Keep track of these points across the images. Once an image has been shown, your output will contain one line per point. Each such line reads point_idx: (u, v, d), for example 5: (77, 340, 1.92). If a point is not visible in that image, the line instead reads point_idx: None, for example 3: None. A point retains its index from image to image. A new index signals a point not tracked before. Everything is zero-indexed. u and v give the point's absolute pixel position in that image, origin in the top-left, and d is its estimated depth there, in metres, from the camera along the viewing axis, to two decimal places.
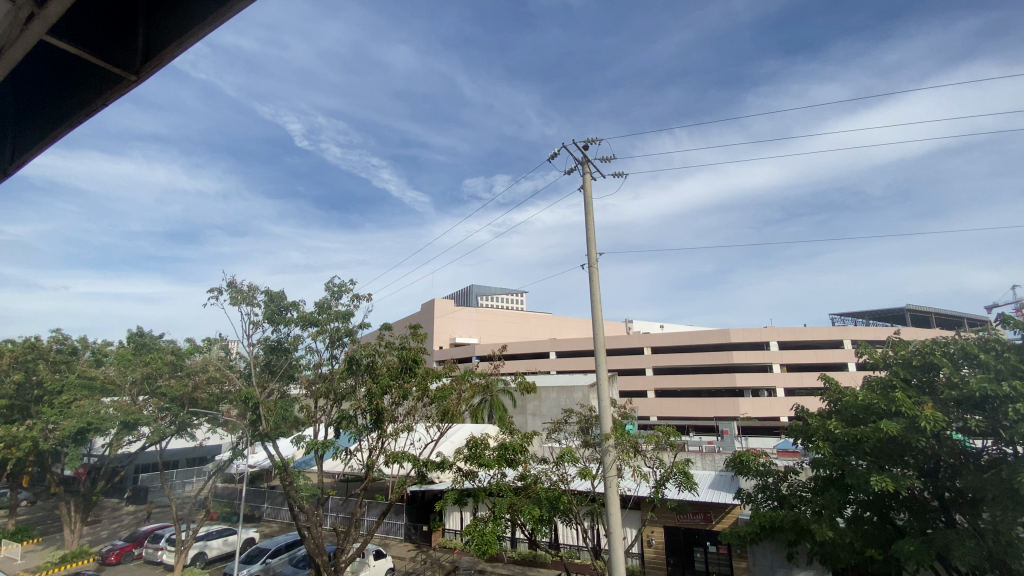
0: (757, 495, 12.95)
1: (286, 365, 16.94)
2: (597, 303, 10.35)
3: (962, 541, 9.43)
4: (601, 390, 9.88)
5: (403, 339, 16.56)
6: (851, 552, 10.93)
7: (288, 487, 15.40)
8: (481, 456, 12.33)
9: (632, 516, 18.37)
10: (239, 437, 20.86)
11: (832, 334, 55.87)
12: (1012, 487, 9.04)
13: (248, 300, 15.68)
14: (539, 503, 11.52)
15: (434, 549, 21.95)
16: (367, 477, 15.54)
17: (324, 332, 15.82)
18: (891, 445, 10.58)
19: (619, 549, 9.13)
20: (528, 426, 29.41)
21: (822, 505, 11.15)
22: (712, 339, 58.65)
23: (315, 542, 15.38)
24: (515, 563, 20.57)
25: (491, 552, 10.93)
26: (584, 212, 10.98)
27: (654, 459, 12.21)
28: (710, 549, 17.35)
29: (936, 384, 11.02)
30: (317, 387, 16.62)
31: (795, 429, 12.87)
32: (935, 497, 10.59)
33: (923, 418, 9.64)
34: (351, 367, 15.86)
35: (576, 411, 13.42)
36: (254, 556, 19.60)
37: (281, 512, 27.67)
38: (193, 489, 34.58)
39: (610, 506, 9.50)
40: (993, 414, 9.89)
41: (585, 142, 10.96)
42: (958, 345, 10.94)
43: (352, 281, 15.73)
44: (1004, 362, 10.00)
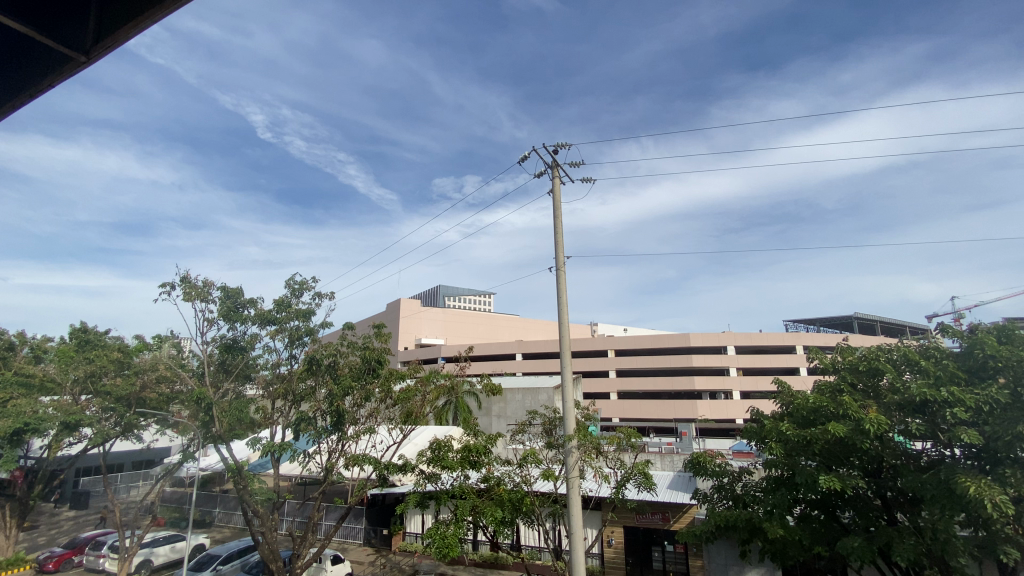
0: (713, 495, 13.32)
1: (242, 365, 16.29)
2: (564, 307, 10.41)
3: (903, 538, 9.94)
4: (565, 392, 9.93)
5: (366, 339, 16.25)
6: (799, 549, 11.35)
7: (242, 491, 14.83)
8: (444, 458, 12.19)
9: (592, 516, 18.59)
10: (190, 439, 19.90)
11: (786, 339, 58.31)
12: (948, 487, 9.56)
13: (203, 296, 15.03)
14: (501, 505, 11.48)
15: (393, 553, 21.60)
16: (325, 480, 15.11)
17: (283, 331, 15.33)
18: (839, 446, 11.06)
19: (580, 549, 9.19)
20: (493, 428, 29.36)
21: (774, 504, 11.53)
22: (674, 343, 60.19)
23: (270, 548, 14.87)
24: (476, 565, 20.46)
25: (452, 555, 10.82)
26: (553, 215, 11.06)
27: (616, 460, 12.32)
28: (668, 548, 17.85)
29: (880, 388, 11.60)
30: (275, 387, 16.04)
31: (750, 430, 13.28)
32: (879, 497, 11.14)
33: (868, 420, 10.14)
34: (311, 367, 15.40)
35: (540, 413, 13.42)
36: (203, 564, 18.77)
37: (234, 517, 26.65)
38: (139, 494, 32.86)
39: (571, 507, 9.57)
40: (932, 418, 10.44)
41: (555, 146, 11.09)
42: (901, 352, 11.60)
43: (314, 278, 15.35)
44: (942, 369, 10.63)
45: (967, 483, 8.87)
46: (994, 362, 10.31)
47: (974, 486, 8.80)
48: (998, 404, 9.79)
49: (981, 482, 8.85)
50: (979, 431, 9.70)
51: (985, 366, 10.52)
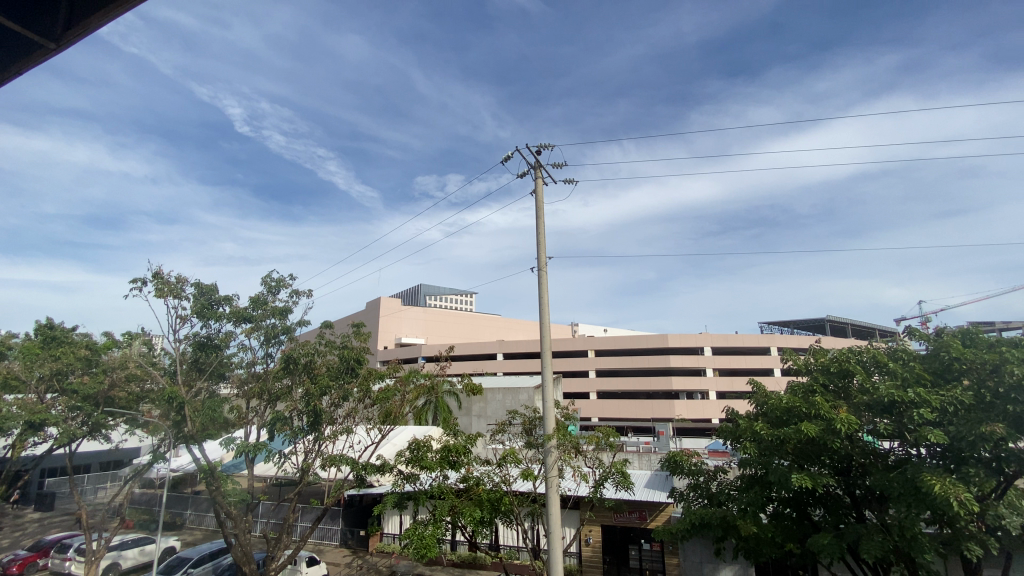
0: (689, 494, 13.51)
1: (216, 363, 15.90)
2: (545, 306, 10.44)
3: (871, 535, 10.23)
4: (545, 391, 9.93)
5: (345, 338, 16.05)
6: (771, 546, 11.60)
7: (215, 492, 14.48)
8: (423, 458, 12.11)
9: (570, 515, 18.70)
10: (160, 439, 19.35)
11: (761, 340, 59.61)
12: (914, 485, 9.87)
13: (175, 293, 14.63)
14: (480, 505, 11.45)
15: (370, 554, 21.35)
16: (301, 481, 14.85)
17: (259, 329, 15.03)
18: (811, 446, 11.31)
19: (558, 548, 9.22)
20: (473, 428, 29.27)
21: (748, 502, 11.75)
22: (653, 343, 60.96)
23: (242, 551, 14.54)
24: (454, 566, 20.39)
25: (430, 556, 10.76)
26: (535, 215, 11.09)
27: (594, 460, 12.38)
28: (644, 546, 18.02)
29: (850, 389, 11.93)
30: (250, 386, 15.67)
31: (725, 430, 13.51)
32: (848, 494, 11.44)
33: (839, 420, 10.41)
34: (287, 366, 15.12)
35: (520, 412, 13.42)
36: (173, 567, 18.28)
37: (206, 519, 26.02)
38: (106, 496, 31.84)
39: (550, 506, 9.58)
40: (899, 418, 10.75)
41: (538, 146, 11.11)
42: (870, 354, 11.96)
43: (292, 275, 15.09)
44: (909, 371, 10.99)
45: (933, 482, 9.16)
46: (958, 364, 10.70)
47: (940, 485, 9.08)
48: (962, 405, 10.16)
49: (946, 481, 9.14)
50: (944, 431, 10.04)
51: (949, 368, 10.91)
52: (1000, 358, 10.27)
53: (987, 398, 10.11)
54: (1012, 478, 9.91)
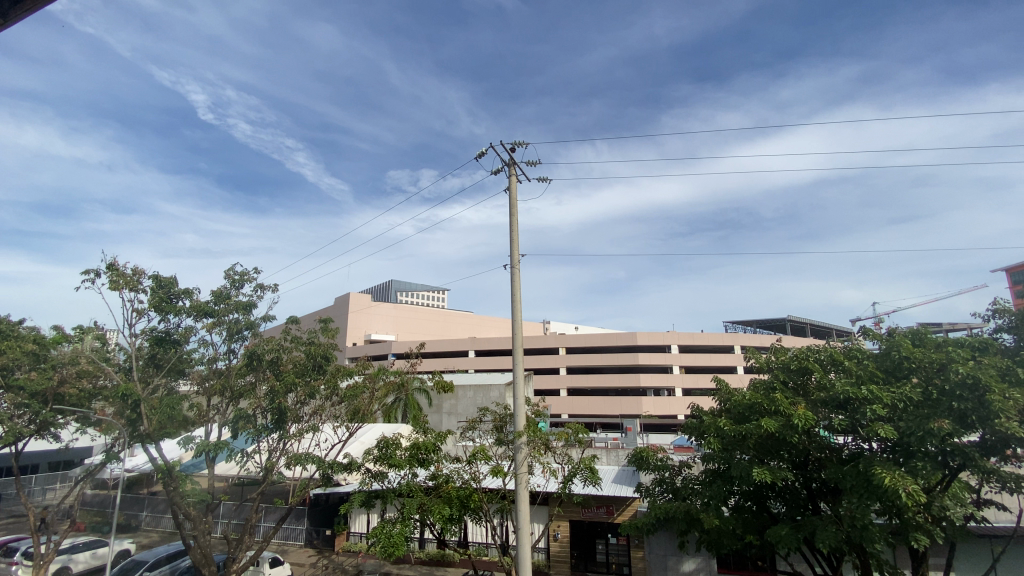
0: (655, 489, 13.78)
1: (175, 359, 15.31)
2: (518, 305, 10.45)
3: (826, 527, 10.65)
4: (515, 388, 9.93)
5: (311, 335, 15.71)
6: (733, 538, 11.97)
7: (173, 493, 13.96)
8: (391, 456, 11.98)
9: (539, 511, 18.86)
10: (115, 438, 18.52)
11: (726, 339, 61.33)
12: (866, 478, 10.31)
13: (131, 286, 14.00)
14: (449, 502, 11.36)
15: (337, 554, 20.99)
16: (265, 480, 14.46)
17: (221, 324, 14.54)
18: (771, 440, 11.68)
19: (526, 544, 9.25)
20: (443, 426, 29.11)
21: (710, 496, 12.06)
22: (622, 341, 61.92)
23: (202, 553, 14.07)
24: (422, 563, 20.26)
25: (398, 554, 10.64)
26: (508, 212, 11.07)
27: (563, 456, 12.46)
28: (611, 540, 18.33)
29: (808, 386, 12.38)
30: (210, 383, 15.09)
31: (690, 426, 13.83)
32: (805, 487, 11.88)
33: (797, 416, 10.80)
34: (250, 363, 14.65)
35: (491, 409, 13.37)
36: (128, 571, 17.55)
37: (163, 520, 25.07)
38: (56, 497, 30.35)
39: (519, 503, 9.60)
40: (853, 414, 11.22)
41: (512, 144, 11.09)
42: (827, 353, 12.46)
43: (256, 269, 14.67)
44: (863, 369, 11.47)
45: (884, 475, 9.59)
46: (908, 363, 11.25)
47: (890, 478, 9.51)
48: (911, 401, 10.67)
49: (896, 474, 9.58)
50: (894, 426, 10.52)
51: (900, 366, 11.45)
52: (946, 357, 10.83)
53: (934, 395, 10.63)
54: (956, 471, 10.44)
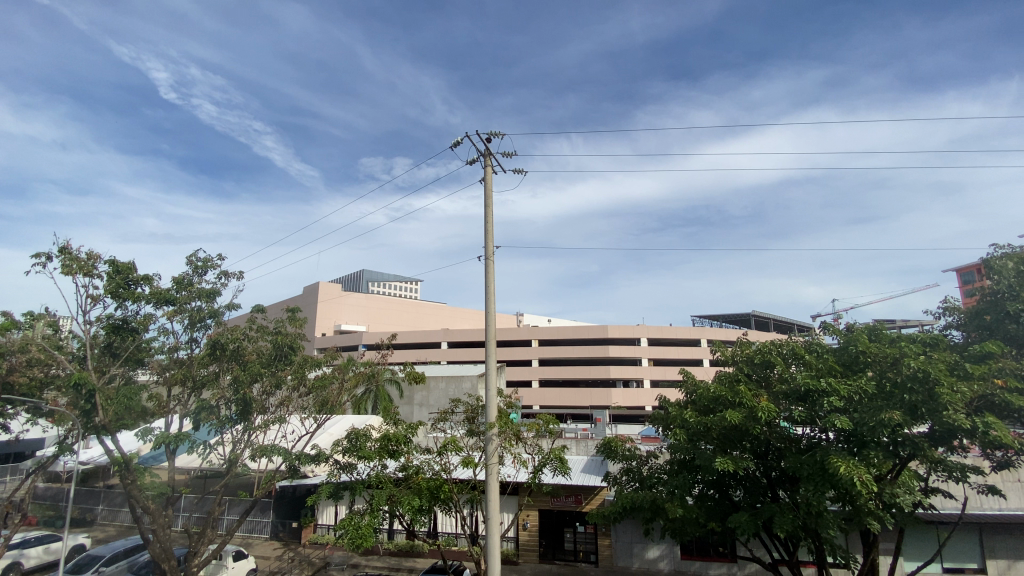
0: (622, 478, 14.03)
1: (133, 348, 14.72)
2: (492, 296, 10.40)
3: (783, 513, 11.07)
4: (488, 379, 9.89)
5: (278, 324, 15.36)
6: (696, 525, 12.32)
7: (130, 486, 13.45)
8: (361, 447, 11.89)
9: (509, 501, 19.04)
10: (68, 429, 17.72)
11: (694, 332, 62.87)
12: (822, 467, 10.72)
13: (86, 271, 13.35)
14: (419, 493, 11.29)
15: (303, 546, 20.67)
16: (228, 473, 14.07)
17: (182, 312, 14.02)
18: (734, 431, 12.05)
19: (496, 534, 9.30)
20: (414, 417, 29.00)
21: (675, 486, 12.37)
22: (594, 334, 62.70)
23: (161, 547, 13.64)
24: (391, 555, 20.17)
25: (366, 545, 10.57)
26: (484, 204, 10.99)
27: (534, 446, 12.50)
28: (579, 529, 18.62)
29: (771, 378, 12.81)
30: (171, 373, 14.53)
31: (658, 417, 14.12)
32: (765, 476, 12.29)
33: (759, 407, 11.15)
34: (213, 352, 14.15)
35: (463, 400, 13.27)
36: (83, 566, 16.91)
37: (120, 514, 24.21)
38: (5, 491, 28.93)
39: (489, 493, 9.62)
40: (811, 406, 11.63)
41: (488, 134, 11.01)
42: (789, 346, 12.90)
43: (221, 255, 14.22)
44: (822, 363, 11.90)
45: (839, 464, 10.00)
46: (864, 357, 11.74)
47: (845, 466, 9.92)
48: (866, 393, 11.13)
49: (850, 463, 9.99)
50: (849, 417, 10.95)
51: (857, 360, 11.92)
52: (899, 352, 11.32)
53: (887, 387, 11.14)
54: (905, 460, 10.92)
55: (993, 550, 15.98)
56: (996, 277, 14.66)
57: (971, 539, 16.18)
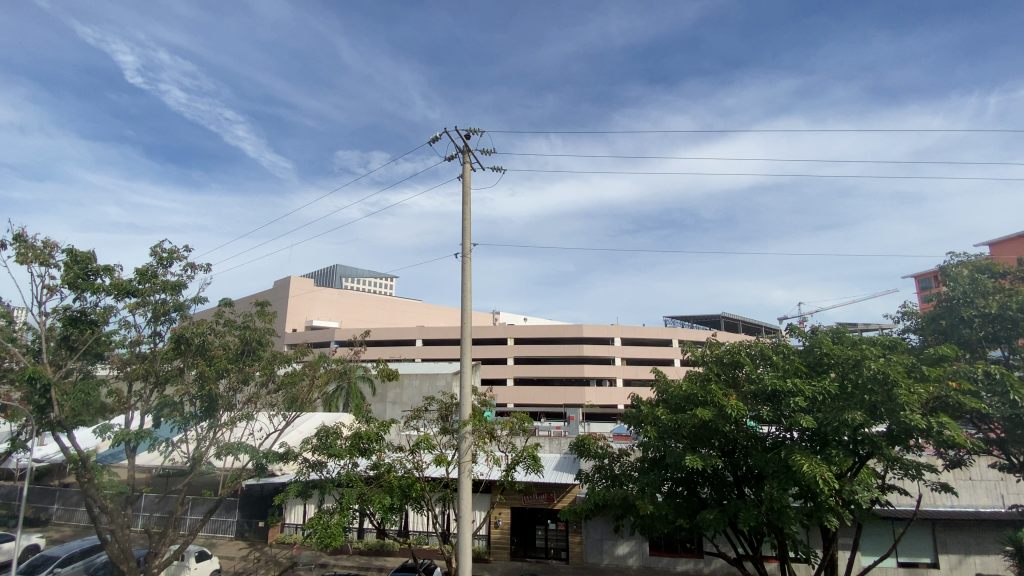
0: (593, 476, 14.16)
1: (91, 342, 14.11)
2: (468, 293, 10.35)
3: (749, 510, 11.35)
4: (463, 377, 9.84)
5: (246, 319, 14.96)
6: (665, 522, 12.51)
7: (87, 485, 12.89)
8: (332, 445, 11.73)
9: (481, 499, 19.03)
10: (21, 425, 16.88)
11: (666, 333, 63.98)
12: (786, 465, 11.03)
13: (41, 260, 12.74)
14: (390, 492, 11.16)
15: (269, 546, 20.21)
16: (192, 472, 13.62)
17: (145, 305, 13.52)
18: (703, 430, 12.31)
19: (468, 532, 9.27)
20: (387, 415, 28.70)
21: (646, 483, 12.54)
22: (568, 333, 63.19)
23: (120, 547, 13.16)
24: (360, 554, 19.90)
25: (335, 544, 10.42)
26: (461, 200, 10.93)
27: (507, 444, 12.47)
28: (550, 526, 18.75)
29: (739, 378, 13.13)
30: (132, 368, 14.00)
31: (630, 415, 14.31)
32: (732, 474, 12.58)
33: (727, 406, 11.40)
34: (178, 347, 13.68)
35: (437, 398, 13.12)
36: (36, 567, 16.16)
37: (77, 514, 23.25)
38: None
39: (461, 491, 9.57)
40: (778, 405, 11.94)
41: (467, 131, 10.98)
42: (757, 347, 13.26)
43: (187, 246, 13.78)
44: (788, 364, 12.26)
45: (802, 462, 10.31)
46: (828, 358, 12.13)
47: (807, 464, 10.24)
48: (829, 394, 11.50)
49: (813, 461, 10.30)
50: (813, 417, 11.28)
51: (821, 361, 12.30)
52: (860, 354, 11.76)
53: (849, 388, 11.53)
54: (865, 458, 11.33)
55: (945, 546, 16.74)
56: (952, 284, 15.35)
57: (925, 534, 16.92)
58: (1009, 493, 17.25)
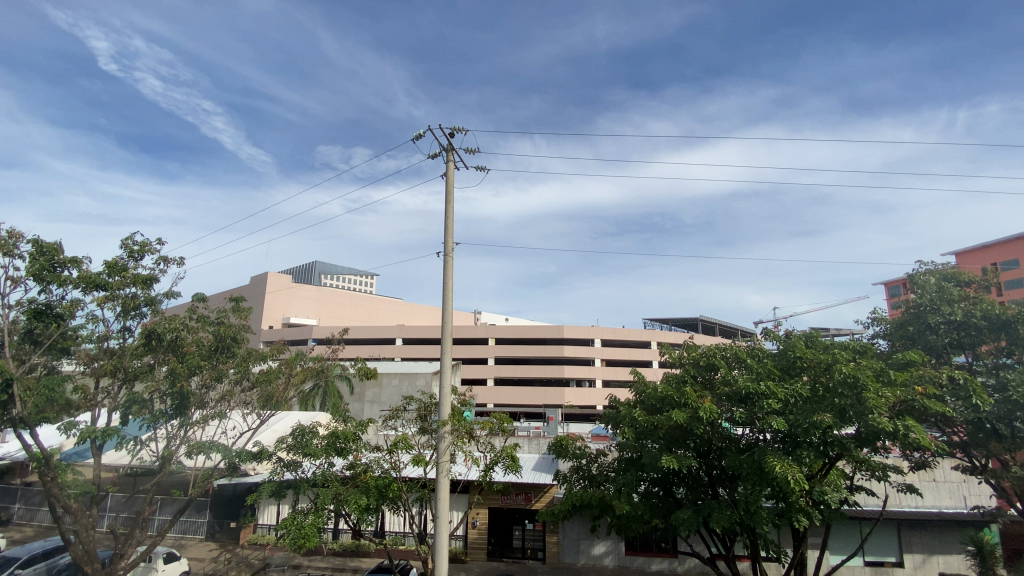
0: (571, 476, 14.23)
1: (57, 336, 13.60)
2: (449, 292, 10.30)
3: (722, 509, 11.54)
4: (443, 376, 9.78)
5: (220, 314, 14.64)
6: (640, 522, 12.64)
7: (50, 485, 12.43)
8: (307, 445, 11.58)
9: (459, 499, 18.96)
10: None
11: (645, 334, 64.76)
12: (758, 466, 11.25)
13: (5, 250, 12.23)
14: (366, 492, 11.02)
15: (241, 547, 19.79)
16: (161, 471, 13.22)
17: (114, 299, 13.10)
18: (678, 431, 12.49)
19: (445, 532, 9.21)
20: (364, 414, 28.38)
21: (623, 484, 12.66)
22: (549, 334, 63.43)
23: (85, 549, 12.71)
24: (335, 555, 19.63)
25: (309, 545, 10.25)
26: (444, 198, 10.87)
27: (486, 444, 12.42)
28: (527, 526, 18.78)
29: (714, 380, 13.35)
30: (100, 364, 13.52)
31: (608, 416, 14.41)
32: (707, 474, 12.78)
33: (702, 408, 11.58)
34: (149, 343, 13.27)
35: (416, 397, 12.98)
36: None
37: (39, 514, 22.42)
38: None
39: (439, 491, 9.51)
40: (751, 407, 12.17)
41: (451, 129, 10.97)
42: (732, 350, 13.53)
43: (160, 239, 13.39)
44: (762, 367, 12.51)
45: (774, 463, 10.52)
46: (801, 362, 12.42)
47: (779, 465, 10.46)
48: (801, 397, 11.75)
49: (785, 463, 10.52)
50: (785, 419, 11.52)
51: (794, 364, 12.58)
52: (831, 358, 12.06)
53: (820, 392, 11.80)
54: (834, 459, 11.60)
55: (909, 545, 17.29)
56: (919, 292, 15.84)
57: (891, 535, 17.44)
58: (972, 494, 17.87)
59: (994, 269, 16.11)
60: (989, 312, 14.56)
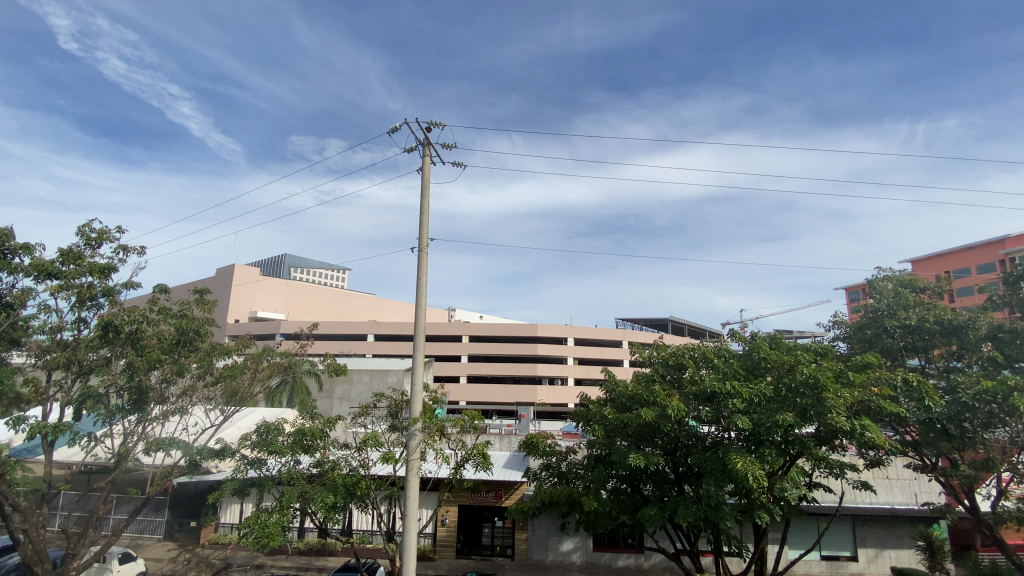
0: (541, 474, 14.29)
1: (6, 326, 12.86)
2: (422, 288, 10.19)
3: (687, 505, 11.78)
4: (414, 373, 9.67)
5: (183, 307, 14.08)
6: (608, 518, 12.81)
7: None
8: (273, 442, 11.32)
9: (429, 496, 18.84)
10: None
11: (617, 334, 65.65)
12: (722, 463, 11.53)
13: None
14: (333, 490, 10.82)
15: (201, 547, 19.20)
16: (117, 468, 12.65)
17: (69, 288, 12.50)
18: (647, 428, 12.69)
19: (412, 531, 9.10)
20: (333, 411, 27.91)
21: (591, 480, 12.81)
22: (522, 332, 63.62)
23: (34, 549, 12.08)
24: (300, 554, 19.23)
25: (272, 545, 10.00)
26: (419, 193, 10.74)
27: (456, 442, 12.31)
28: (497, 523, 18.81)
29: (683, 379, 13.59)
30: (52, 356, 12.84)
31: (579, 414, 14.52)
32: (674, 471, 13.00)
33: (670, 406, 11.78)
34: (105, 335, 12.69)
35: (386, 394, 12.78)
36: None
37: None
38: None
39: (408, 489, 9.43)
40: (717, 406, 12.46)
41: (428, 123, 10.84)
42: (700, 351, 13.84)
43: (119, 228, 12.83)
44: (728, 367, 12.82)
45: (737, 460, 10.79)
46: (765, 362, 12.79)
47: (742, 463, 10.73)
48: (764, 396, 12.10)
49: (746, 460, 10.81)
50: (749, 418, 11.83)
51: (758, 365, 12.94)
52: (794, 359, 12.45)
53: (783, 392, 12.18)
54: (794, 457, 11.96)
55: (863, 539, 18.06)
56: (877, 297, 16.50)
57: (847, 530, 18.17)
58: (922, 491, 18.74)
59: (945, 277, 16.94)
60: (942, 317, 15.29)
